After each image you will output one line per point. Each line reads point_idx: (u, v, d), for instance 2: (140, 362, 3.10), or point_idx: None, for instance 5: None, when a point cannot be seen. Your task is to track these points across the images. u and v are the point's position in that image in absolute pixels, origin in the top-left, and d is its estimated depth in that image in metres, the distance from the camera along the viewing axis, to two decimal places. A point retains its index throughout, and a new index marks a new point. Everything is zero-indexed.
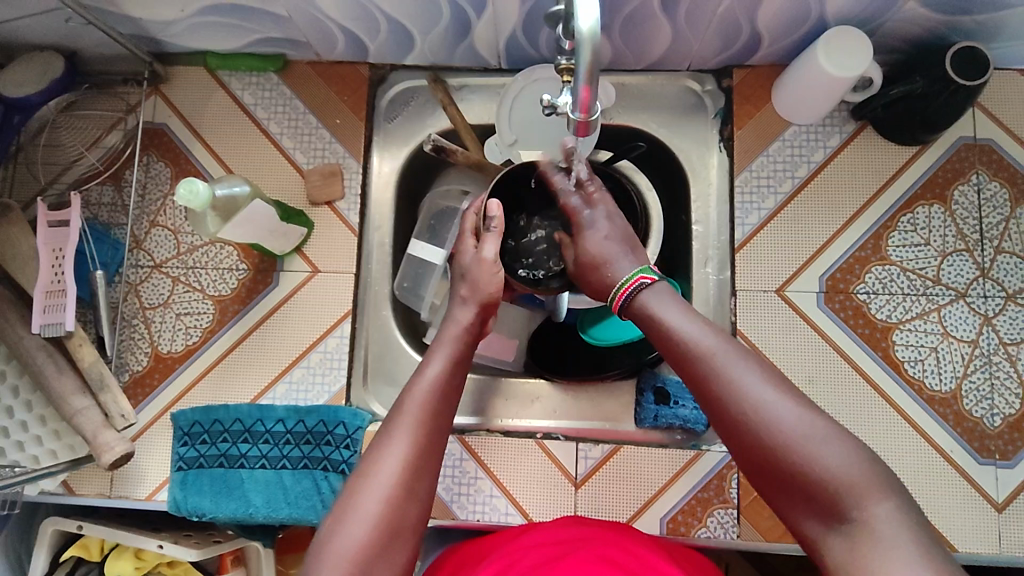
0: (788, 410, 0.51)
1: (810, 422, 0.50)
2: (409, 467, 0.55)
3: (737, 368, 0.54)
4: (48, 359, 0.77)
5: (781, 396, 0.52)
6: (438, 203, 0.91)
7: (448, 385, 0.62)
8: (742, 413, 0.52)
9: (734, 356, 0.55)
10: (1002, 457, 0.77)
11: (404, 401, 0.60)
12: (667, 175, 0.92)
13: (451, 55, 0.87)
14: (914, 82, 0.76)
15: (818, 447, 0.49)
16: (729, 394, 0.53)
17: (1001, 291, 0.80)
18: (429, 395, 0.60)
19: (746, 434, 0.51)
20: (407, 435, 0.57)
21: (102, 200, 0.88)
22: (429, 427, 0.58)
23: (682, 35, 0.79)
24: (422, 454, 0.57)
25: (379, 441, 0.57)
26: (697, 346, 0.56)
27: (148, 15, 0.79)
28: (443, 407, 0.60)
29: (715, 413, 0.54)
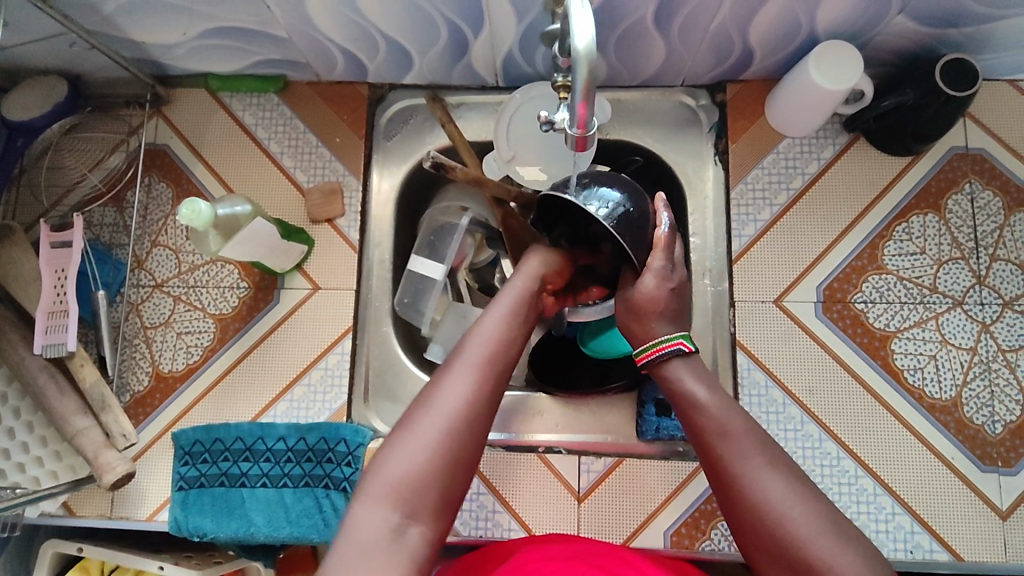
0: (808, 513, 0.48)
1: (831, 528, 0.47)
2: (466, 411, 0.51)
3: (761, 458, 0.51)
4: (50, 380, 0.77)
5: (806, 499, 0.49)
6: (438, 219, 0.92)
7: (513, 344, 0.56)
8: (762, 504, 0.49)
9: (760, 443, 0.52)
10: (1005, 465, 0.77)
11: (466, 347, 0.54)
12: (664, 189, 0.93)
13: (449, 74, 0.88)
14: (904, 94, 0.77)
15: (837, 559, 0.46)
16: (748, 481, 0.50)
17: (998, 299, 0.81)
18: (502, 338, 0.56)
19: (764, 529, 0.49)
20: (474, 376, 0.52)
21: (104, 221, 0.88)
22: (495, 369, 0.54)
23: (675, 51, 0.80)
24: (487, 396, 0.52)
25: (439, 374, 0.53)
26: (724, 424, 0.53)
27: (151, 39, 0.81)
28: (509, 353, 0.56)
29: (727, 501, 0.51)
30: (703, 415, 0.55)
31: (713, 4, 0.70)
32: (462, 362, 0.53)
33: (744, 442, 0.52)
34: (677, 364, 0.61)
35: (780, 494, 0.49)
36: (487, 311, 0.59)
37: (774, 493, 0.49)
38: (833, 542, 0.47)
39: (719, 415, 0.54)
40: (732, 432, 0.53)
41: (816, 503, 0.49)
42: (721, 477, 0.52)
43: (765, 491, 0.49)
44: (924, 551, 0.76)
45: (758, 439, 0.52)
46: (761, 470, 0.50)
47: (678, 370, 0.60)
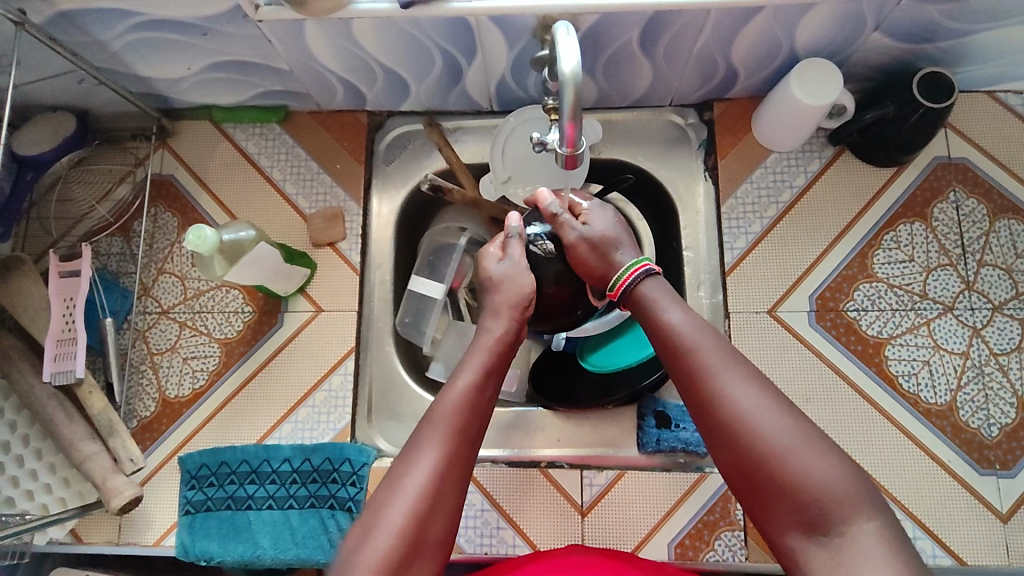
0: (773, 420, 0.53)
1: (795, 431, 0.53)
2: (431, 488, 0.56)
3: (729, 371, 0.56)
4: (59, 407, 0.78)
5: (772, 407, 0.54)
6: (438, 239, 0.93)
7: (477, 406, 0.62)
8: (735, 416, 0.54)
9: (728, 358, 0.57)
10: (1003, 467, 0.78)
11: (435, 416, 0.60)
12: (657, 206, 0.95)
13: (445, 100, 0.91)
14: (885, 107, 0.80)
15: (801, 458, 0.51)
16: (718, 396, 0.55)
17: (987, 303, 0.82)
18: (466, 403, 0.61)
19: (734, 438, 0.54)
20: (437, 450, 0.58)
21: (111, 250, 0.91)
22: (461, 441, 0.59)
23: (662, 72, 0.83)
24: (451, 467, 0.58)
25: (409, 449, 0.59)
26: (690, 343, 0.59)
27: (157, 74, 0.84)
28: (475, 419, 0.61)
29: (703, 415, 0.56)
30: (675, 336, 0.60)
31: (697, 26, 0.73)
32: (431, 435, 0.59)
33: (715, 361, 0.57)
34: (651, 288, 0.65)
35: (748, 403, 0.54)
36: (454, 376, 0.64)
37: (742, 404, 0.54)
38: (800, 446, 0.52)
39: (685, 335, 0.59)
40: (700, 348, 0.58)
41: (783, 411, 0.54)
42: (694, 392, 0.57)
43: (737, 405, 0.54)
44: (928, 557, 0.76)
45: (725, 354, 0.57)
46: (730, 383, 0.55)
47: (651, 292, 0.64)
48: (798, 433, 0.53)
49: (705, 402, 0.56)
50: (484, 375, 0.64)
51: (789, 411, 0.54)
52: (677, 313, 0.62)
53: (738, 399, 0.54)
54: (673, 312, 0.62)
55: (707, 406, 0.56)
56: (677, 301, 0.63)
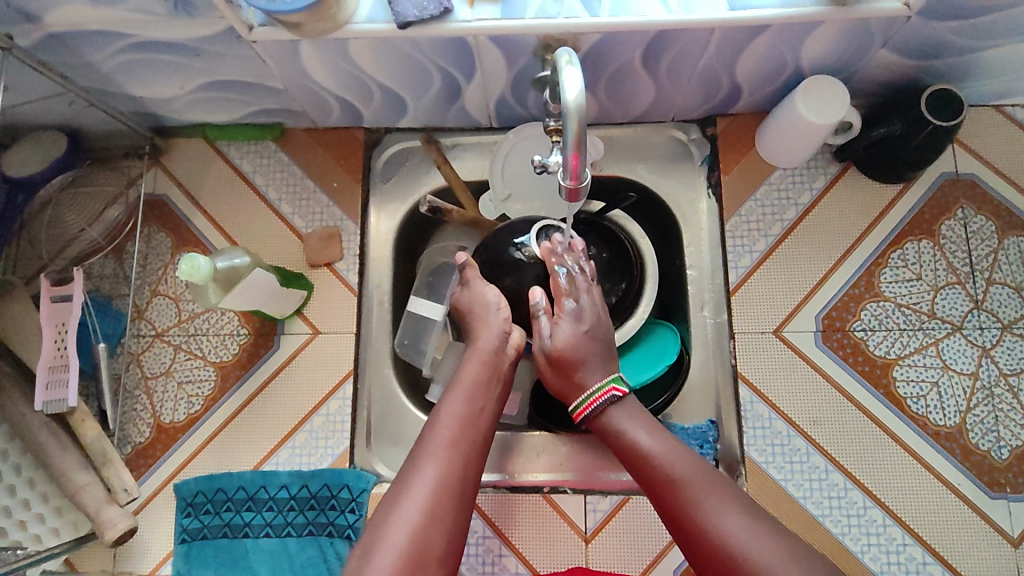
0: (760, 543, 0.56)
1: (781, 550, 0.56)
2: (431, 505, 0.58)
3: (711, 497, 0.59)
4: (51, 435, 0.76)
5: (755, 528, 0.57)
6: (436, 259, 0.92)
7: (470, 424, 0.65)
8: (724, 544, 0.57)
9: (703, 480, 0.61)
10: (1014, 491, 0.77)
11: (428, 438, 0.63)
12: (659, 222, 0.94)
13: (443, 117, 0.89)
14: (891, 124, 0.78)
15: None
16: (702, 522, 0.58)
17: (997, 323, 0.81)
18: (460, 422, 0.65)
19: (726, 563, 0.56)
20: (435, 468, 0.60)
21: (104, 272, 0.89)
22: (458, 461, 0.62)
23: (665, 89, 0.82)
24: (448, 485, 0.60)
25: (407, 471, 0.61)
26: (667, 470, 0.62)
27: (148, 93, 0.82)
28: (470, 438, 0.64)
29: (689, 539, 0.59)
30: (657, 467, 0.63)
31: (700, 45, 0.71)
32: (427, 457, 0.61)
33: (693, 486, 0.60)
34: (619, 412, 0.68)
35: (734, 528, 0.57)
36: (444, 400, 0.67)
37: (727, 527, 0.57)
38: (781, 558, 0.55)
39: (663, 459, 0.63)
40: (677, 476, 0.61)
41: (767, 531, 0.57)
42: (681, 524, 0.60)
43: (724, 531, 0.57)
44: None
45: (707, 479, 0.61)
46: (713, 508, 0.59)
47: (620, 421, 0.67)
48: (784, 550, 0.56)
49: (694, 532, 0.59)
50: (474, 394, 0.67)
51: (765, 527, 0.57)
52: (650, 437, 0.65)
53: (723, 523, 0.58)
54: (646, 434, 0.65)
55: (694, 533, 0.59)
56: (648, 421, 0.67)
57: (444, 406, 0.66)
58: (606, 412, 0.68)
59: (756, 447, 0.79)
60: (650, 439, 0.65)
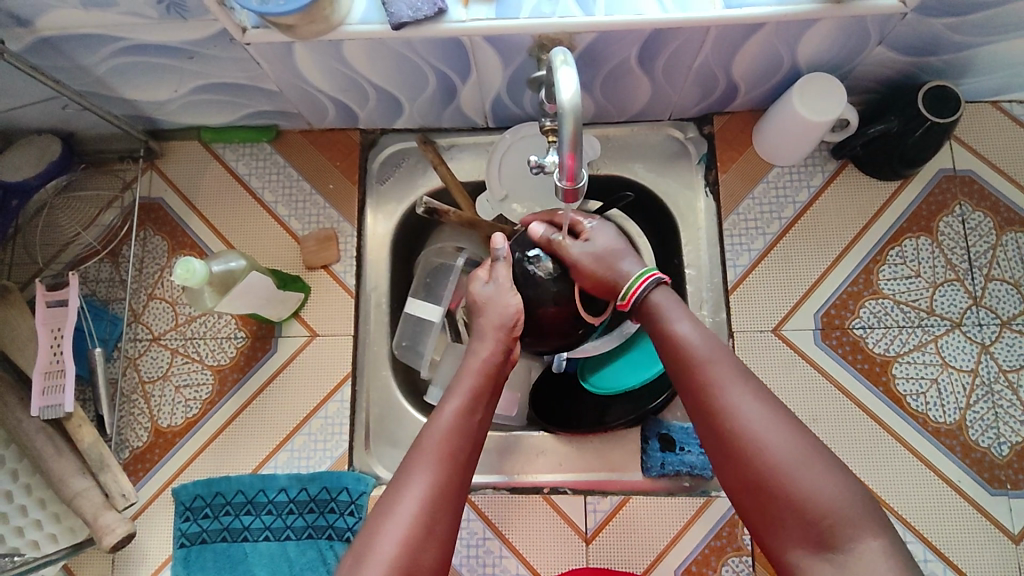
0: (780, 439, 0.53)
1: (803, 449, 0.53)
2: (423, 517, 0.55)
3: (736, 386, 0.56)
4: (48, 441, 0.76)
5: (782, 425, 0.54)
6: (433, 260, 0.90)
7: (466, 431, 0.61)
8: (742, 432, 0.54)
9: (731, 370, 0.57)
10: (1014, 487, 0.77)
11: (423, 443, 0.60)
12: (655, 221, 0.93)
13: (439, 117, 0.89)
14: (889, 121, 0.78)
15: (813, 475, 0.52)
16: (725, 412, 0.55)
17: (996, 319, 0.81)
18: (456, 429, 0.61)
19: (745, 457, 0.54)
20: (428, 475, 0.57)
21: (100, 276, 0.89)
22: (452, 470, 0.58)
23: (661, 88, 0.81)
24: (443, 494, 0.57)
25: (400, 477, 0.58)
26: (697, 353, 0.59)
27: (142, 97, 0.82)
28: (467, 447, 0.61)
29: (709, 428, 0.56)
30: (689, 352, 0.59)
31: (696, 43, 0.71)
32: (421, 464, 0.58)
33: (721, 374, 0.57)
34: (662, 296, 0.65)
35: (754, 416, 0.54)
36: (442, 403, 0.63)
37: (747, 415, 0.55)
38: (803, 461, 0.52)
39: (695, 345, 0.59)
40: (708, 361, 0.58)
41: (792, 427, 0.54)
42: (702, 407, 0.57)
43: (744, 418, 0.54)
44: None
45: (736, 369, 0.58)
46: (736, 397, 0.56)
47: (663, 301, 0.64)
48: (805, 451, 0.53)
49: (717, 418, 0.56)
50: (473, 398, 0.64)
51: (792, 424, 0.54)
52: (686, 323, 0.61)
53: (744, 412, 0.55)
54: (680, 319, 0.62)
55: (711, 419, 0.56)
56: (687, 310, 0.63)
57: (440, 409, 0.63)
58: (646, 300, 0.65)
59: None
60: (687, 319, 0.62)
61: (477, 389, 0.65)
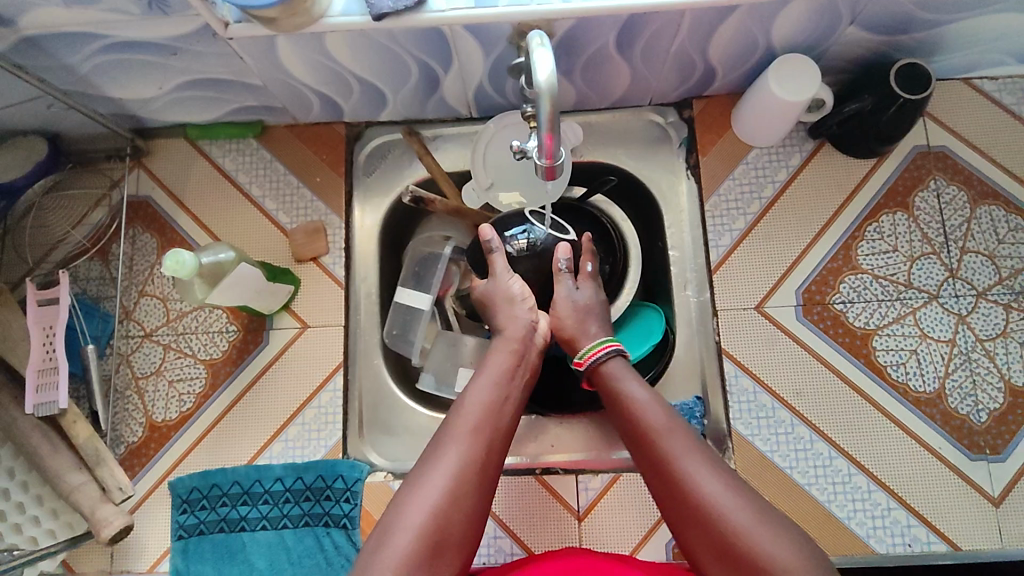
0: (739, 507, 0.56)
1: (760, 515, 0.56)
2: (454, 488, 0.57)
3: (696, 459, 0.60)
4: (43, 438, 0.77)
5: (735, 491, 0.57)
6: (421, 249, 0.93)
7: (494, 413, 0.64)
8: (703, 502, 0.57)
9: (684, 437, 0.62)
10: (993, 452, 0.79)
11: (453, 423, 0.62)
12: (639, 205, 0.95)
13: (423, 108, 0.90)
14: (863, 99, 0.80)
15: (771, 541, 0.54)
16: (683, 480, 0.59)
17: (972, 290, 0.83)
18: (485, 407, 0.64)
19: (705, 522, 0.56)
20: (458, 448, 0.60)
21: (90, 275, 0.89)
22: (479, 446, 0.61)
23: (640, 73, 0.83)
24: (472, 469, 0.59)
25: (431, 452, 0.60)
26: (652, 424, 0.64)
27: (127, 94, 0.82)
28: (495, 427, 0.63)
29: (670, 494, 0.59)
30: (649, 423, 0.64)
31: (673, 27, 0.72)
32: (451, 441, 0.60)
33: (675, 443, 0.61)
34: (617, 365, 0.71)
35: (710, 488, 0.57)
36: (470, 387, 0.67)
37: (707, 485, 0.58)
38: (760, 525, 0.55)
39: (650, 417, 0.64)
40: (663, 432, 0.62)
41: (745, 494, 0.57)
42: (665, 480, 0.60)
43: (705, 490, 0.57)
44: (923, 544, 0.77)
45: (687, 437, 0.62)
46: (694, 468, 0.59)
47: (620, 369, 0.71)
48: (761, 514, 0.56)
49: (676, 486, 0.59)
50: (499, 385, 0.67)
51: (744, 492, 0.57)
52: (640, 389, 0.68)
53: (703, 484, 0.58)
54: (638, 388, 0.68)
55: (672, 489, 0.59)
56: (641, 380, 0.69)
57: (468, 393, 0.65)
58: (602, 367, 0.72)
59: (741, 420, 0.81)
60: (638, 390, 0.68)
61: (502, 377, 0.68)
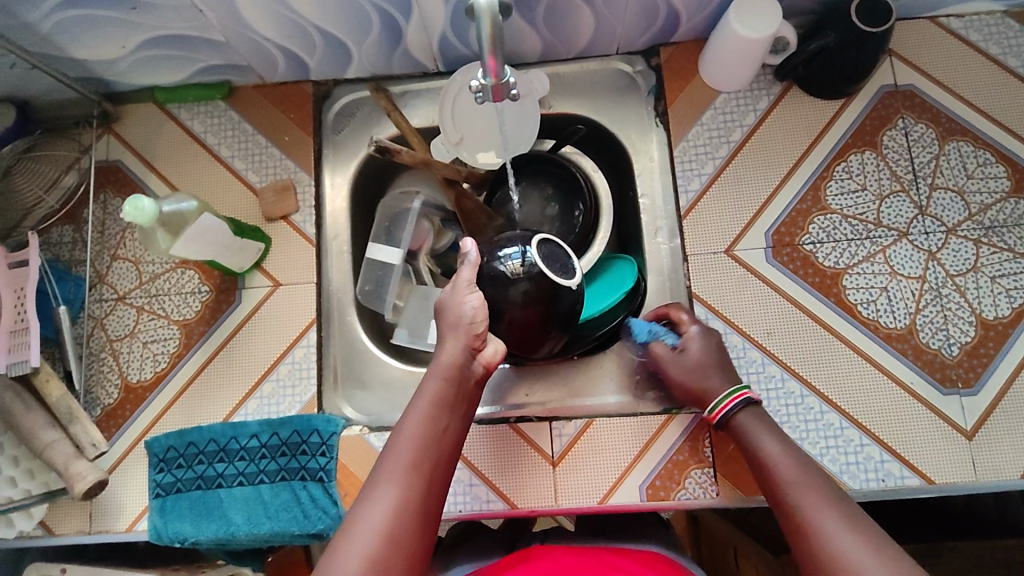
0: (872, 559, 0.54)
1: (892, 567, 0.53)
2: (387, 531, 0.55)
3: (828, 512, 0.58)
4: (15, 397, 0.77)
5: (869, 541, 0.55)
6: (392, 206, 0.92)
7: (433, 439, 0.61)
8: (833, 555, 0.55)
9: (820, 492, 0.60)
10: (965, 385, 0.79)
11: (388, 458, 0.59)
12: (609, 155, 0.96)
13: (389, 64, 0.90)
14: (827, 36, 0.79)
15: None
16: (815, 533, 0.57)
17: (942, 226, 0.83)
18: (423, 435, 0.60)
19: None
20: (391, 485, 0.57)
21: (62, 240, 0.89)
22: (417, 480, 0.58)
23: (604, 18, 0.83)
24: (409, 505, 0.57)
25: (366, 493, 0.58)
26: (785, 479, 0.62)
27: (91, 56, 0.82)
28: (434, 457, 0.60)
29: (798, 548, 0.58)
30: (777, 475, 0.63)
31: None
32: (385, 480, 0.58)
33: (809, 498, 0.59)
34: (748, 416, 0.69)
35: (846, 540, 0.55)
36: (408, 412, 0.62)
37: (837, 539, 0.55)
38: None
39: (780, 469, 0.63)
40: (794, 487, 0.61)
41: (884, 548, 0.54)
42: (792, 529, 0.59)
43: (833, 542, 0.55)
44: (896, 479, 0.77)
45: (820, 488, 0.60)
46: (826, 521, 0.57)
47: (750, 421, 0.68)
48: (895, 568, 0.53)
49: (804, 537, 0.57)
50: (442, 405, 0.62)
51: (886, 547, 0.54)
52: (772, 443, 0.65)
53: (834, 537, 0.56)
54: (768, 437, 0.66)
55: (802, 541, 0.58)
56: (777, 433, 0.67)
57: (405, 423, 0.61)
58: (736, 418, 0.69)
59: None
60: (774, 445, 0.65)
61: (444, 400, 0.63)
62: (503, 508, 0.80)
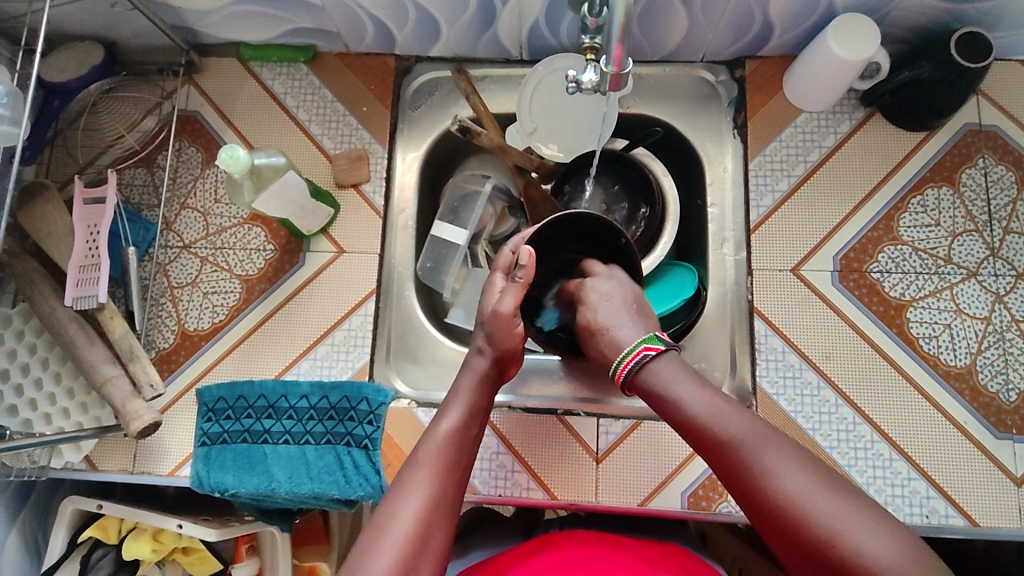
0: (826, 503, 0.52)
1: (844, 509, 0.52)
2: (422, 525, 0.58)
3: (772, 455, 0.55)
4: (80, 330, 0.78)
5: (823, 486, 0.53)
6: (462, 187, 0.95)
7: (466, 437, 0.65)
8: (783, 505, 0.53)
9: (765, 441, 0.56)
10: (1019, 432, 0.78)
11: (419, 456, 0.62)
12: (682, 161, 0.96)
13: (474, 46, 0.91)
14: (921, 66, 0.79)
15: (858, 536, 0.50)
16: (768, 484, 0.54)
17: (1012, 270, 0.82)
18: (454, 439, 0.64)
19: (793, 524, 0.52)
20: (422, 485, 0.60)
21: (135, 182, 0.91)
22: (447, 481, 0.61)
23: (698, 25, 0.83)
24: (440, 503, 0.60)
25: (397, 492, 0.60)
26: (726, 430, 0.58)
27: (187, 4, 0.83)
28: (461, 456, 0.63)
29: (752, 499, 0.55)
30: (710, 423, 0.59)
31: None
32: (415, 479, 0.60)
33: (754, 445, 0.56)
34: (661, 367, 0.65)
35: (798, 487, 0.53)
36: (440, 415, 0.66)
37: (786, 487, 0.53)
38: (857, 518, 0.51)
39: (708, 415, 0.59)
40: (737, 433, 0.57)
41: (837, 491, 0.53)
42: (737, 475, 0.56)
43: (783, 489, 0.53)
44: (939, 516, 0.76)
45: (761, 434, 0.57)
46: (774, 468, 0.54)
47: (660, 375, 0.65)
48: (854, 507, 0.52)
49: (752, 485, 0.55)
50: (470, 414, 0.66)
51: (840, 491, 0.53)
52: (692, 390, 0.62)
53: (781, 486, 0.53)
54: (683, 383, 0.63)
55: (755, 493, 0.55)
56: (692, 376, 0.64)
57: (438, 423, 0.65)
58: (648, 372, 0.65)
59: (768, 378, 0.81)
60: (694, 398, 0.61)
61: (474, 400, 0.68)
62: (542, 497, 0.80)
